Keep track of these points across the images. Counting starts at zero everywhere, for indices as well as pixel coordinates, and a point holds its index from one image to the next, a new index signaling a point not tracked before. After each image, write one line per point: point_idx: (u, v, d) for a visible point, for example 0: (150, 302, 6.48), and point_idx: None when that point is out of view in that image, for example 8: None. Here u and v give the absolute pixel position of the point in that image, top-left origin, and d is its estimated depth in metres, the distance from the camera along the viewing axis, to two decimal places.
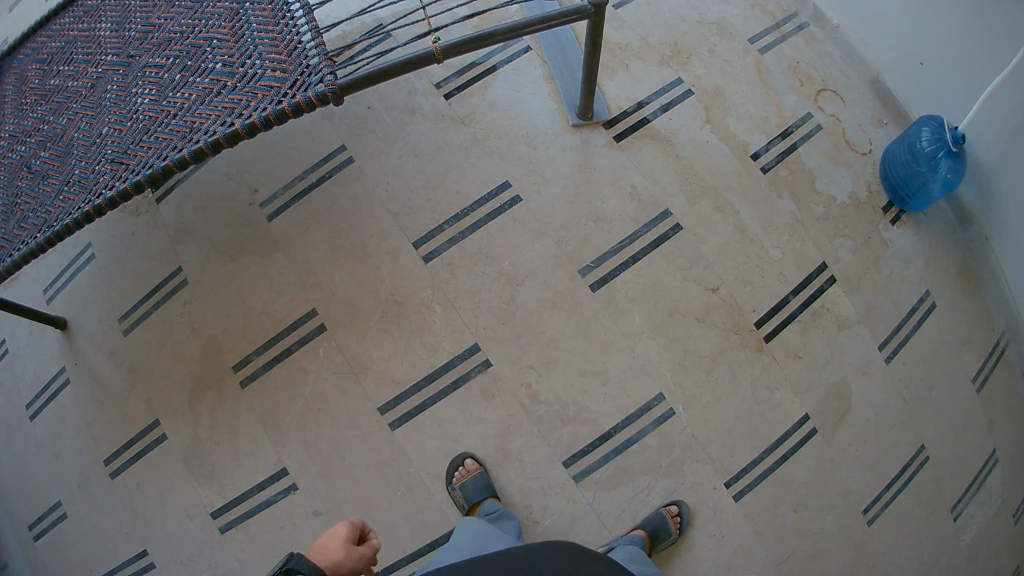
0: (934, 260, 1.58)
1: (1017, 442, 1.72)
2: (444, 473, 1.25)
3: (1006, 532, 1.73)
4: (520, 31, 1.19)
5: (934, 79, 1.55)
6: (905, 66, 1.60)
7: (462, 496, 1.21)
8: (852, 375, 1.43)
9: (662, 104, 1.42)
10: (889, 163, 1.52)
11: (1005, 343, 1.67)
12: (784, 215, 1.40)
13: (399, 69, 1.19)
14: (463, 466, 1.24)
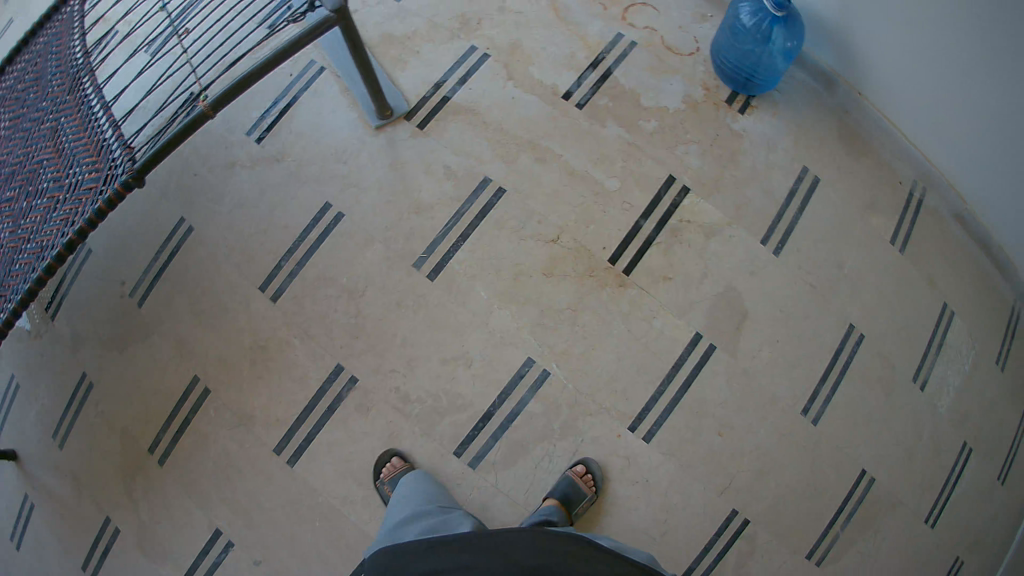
0: (804, 134, 1.47)
1: (965, 292, 1.59)
2: (373, 471, 1.26)
3: (983, 386, 1.59)
4: (281, 61, 1.19)
5: None
6: None
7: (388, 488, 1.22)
8: (738, 278, 1.33)
9: (460, 78, 1.39)
10: (720, 51, 1.42)
11: (920, 193, 1.57)
12: (613, 142, 1.35)
13: (183, 135, 1.20)
14: (390, 464, 1.25)
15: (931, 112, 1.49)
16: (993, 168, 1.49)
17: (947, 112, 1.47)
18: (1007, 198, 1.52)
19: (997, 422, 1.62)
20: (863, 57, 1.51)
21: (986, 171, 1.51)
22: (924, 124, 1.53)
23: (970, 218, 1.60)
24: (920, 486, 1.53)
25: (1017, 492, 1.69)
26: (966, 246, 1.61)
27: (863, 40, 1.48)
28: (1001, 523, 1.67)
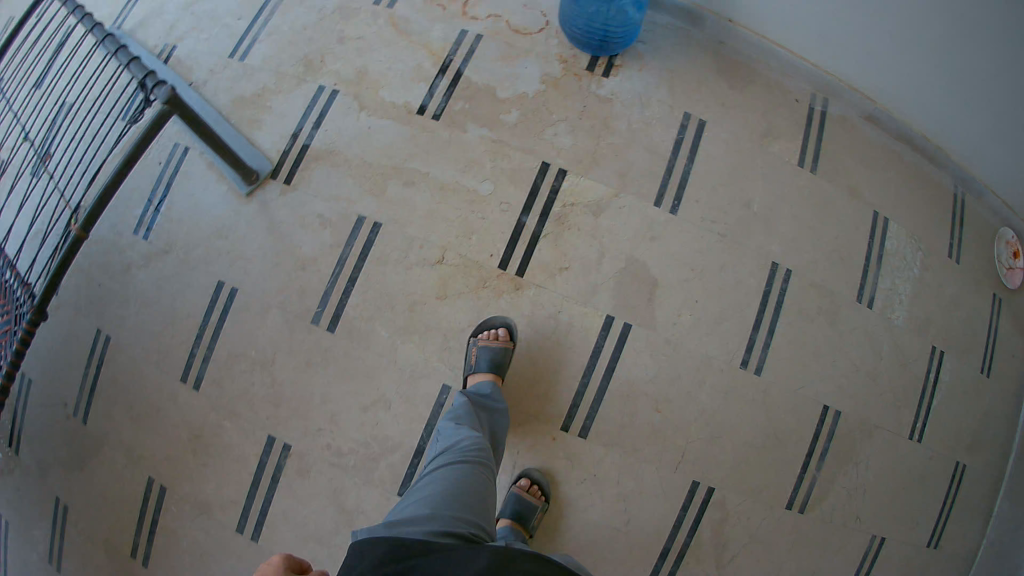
0: (680, 80, 1.39)
1: (892, 195, 1.51)
2: (474, 329, 1.24)
3: (929, 288, 1.54)
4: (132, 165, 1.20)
5: None
6: None
7: (475, 357, 1.18)
8: (639, 248, 1.27)
9: (314, 122, 1.37)
10: (568, 20, 1.32)
11: (822, 104, 1.49)
12: (478, 145, 1.30)
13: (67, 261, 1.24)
14: (493, 332, 1.22)
15: (809, 14, 1.40)
16: (888, 53, 1.40)
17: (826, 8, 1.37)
18: (910, 81, 1.45)
19: (954, 317, 1.57)
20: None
21: (882, 59, 1.42)
22: (805, 30, 1.43)
23: (880, 114, 1.52)
24: (892, 403, 1.47)
25: (990, 378, 1.66)
26: (880, 146, 1.53)
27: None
28: (980, 413, 1.65)
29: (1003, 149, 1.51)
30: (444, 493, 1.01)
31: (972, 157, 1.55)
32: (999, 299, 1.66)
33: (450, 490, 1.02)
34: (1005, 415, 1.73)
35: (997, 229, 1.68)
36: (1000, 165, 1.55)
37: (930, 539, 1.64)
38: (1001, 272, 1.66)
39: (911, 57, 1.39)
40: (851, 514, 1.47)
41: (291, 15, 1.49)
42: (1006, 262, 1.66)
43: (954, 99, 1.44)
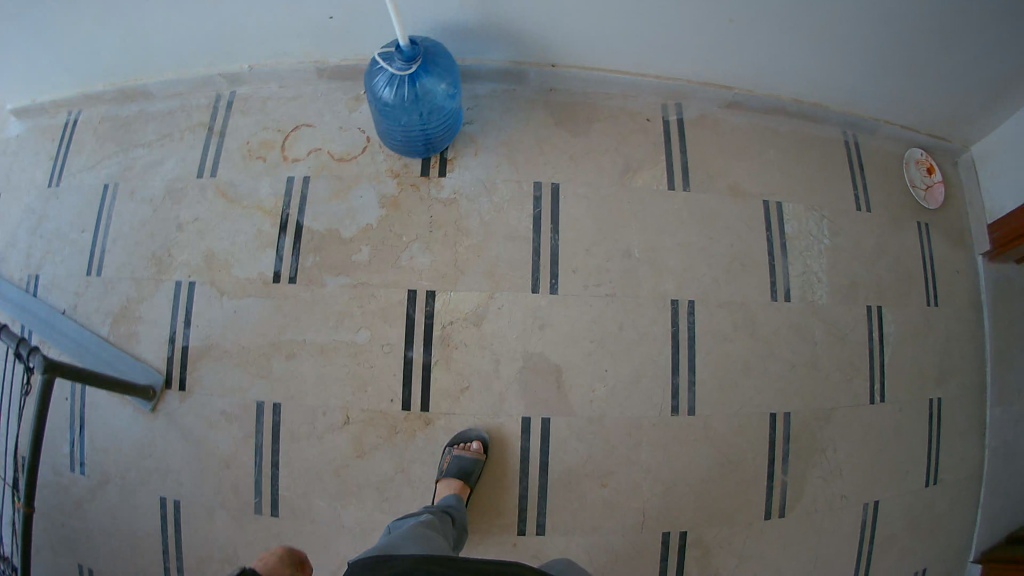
0: (519, 148, 1.34)
1: (774, 176, 1.51)
2: (453, 439, 1.22)
3: (845, 248, 1.56)
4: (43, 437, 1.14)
5: (358, 19, 1.22)
6: (325, 26, 1.25)
7: (446, 465, 1.17)
8: (531, 340, 1.25)
9: (183, 319, 1.34)
10: (388, 133, 1.21)
11: (675, 112, 1.47)
12: (342, 294, 1.27)
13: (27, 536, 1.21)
14: (467, 444, 1.20)
15: (643, 35, 1.29)
16: (739, 45, 1.33)
17: (663, 24, 1.25)
18: (769, 61, 1.39)
19: (870, 268, 1.58)
20: (541, 30, 1.26)
21: (733, 50, 1.34)
22: (643, 48, 1.33)
23: (744, 98, 1.51)
24: (836, 377, 1.48)
25: (938, 307, 1.69)
26: (747, 130, 1.53)
27: (528, 15, 1.21)
28: (929, 344, 1.65)
29: (872, 85, 1.52)
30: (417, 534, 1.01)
31: (847, 100, 1.58)
32: (924, 225, 1.71)
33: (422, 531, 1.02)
34: (959, 333, 1.72)
35: (884, 163, 1.71)
36: (871, 98, 1.58)
37: (926, 480, 1.63)
38: (925, 191, 1.72)
39: (766, 41, 1.32)
40: (834, 496, 1.47)
41: (124, 215, 1.42)
42: (925, 181, 1.73)
43: (814, 63, 1.42)
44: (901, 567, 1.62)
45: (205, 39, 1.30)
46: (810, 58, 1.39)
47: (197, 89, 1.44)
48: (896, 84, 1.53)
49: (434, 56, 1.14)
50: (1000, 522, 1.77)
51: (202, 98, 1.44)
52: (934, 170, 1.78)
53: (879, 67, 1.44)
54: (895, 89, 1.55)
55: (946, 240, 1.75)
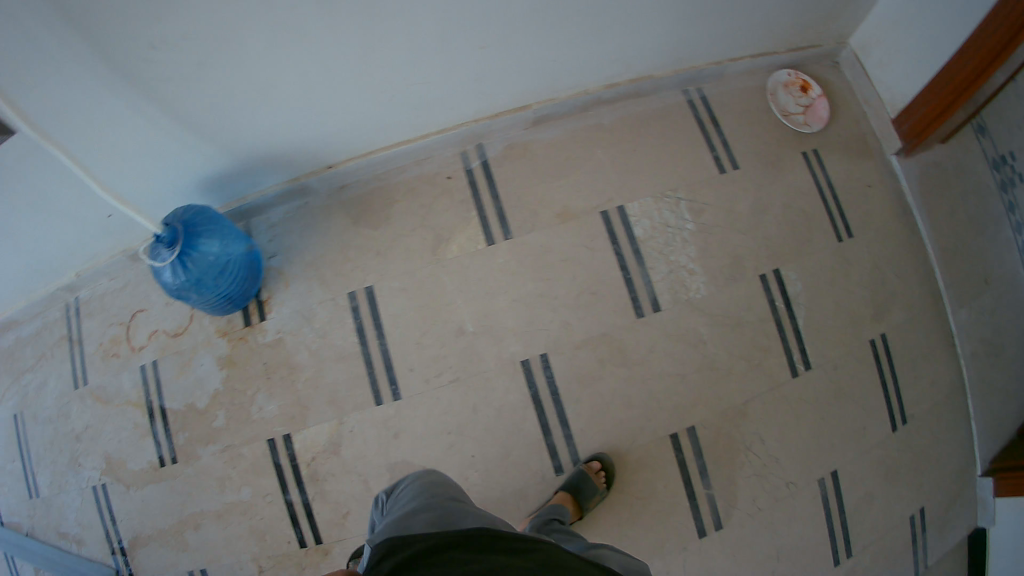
0: (326, 263, 1.31)
1: (613, 176, 1.35)
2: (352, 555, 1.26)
3: (719, 221, 1.37)
4: None
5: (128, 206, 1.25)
6: (112, 222, 1.30)
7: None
8: (388, 447, 1.29)
9: (110, 517, 1.46)
10: (198, 304, 1.23)
11: (477, 155, 1.36)
12: (216, 460, 1.36)
13: None
14: None
15: (398, 104, 1.21)
16: (502, 68, 1.22)
17: (408, 86, 1.17)
18: (547, 64, 1.25)
19: (756, 233, 1.39)
20: (291, 137, 1.20)
21: (499, 75, 1.23)
22: (408, 113, 1.24)
23: (547, 109, 1.37)
24: (743, 367, 1.35)
25: (854, 237, 1.50)
26: (566, 140, 1.38)
27: (270, 132, 1.17)
28: (851, 284, 1.48)
29: (686, 36, 1.33)
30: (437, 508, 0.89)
31: (669, 59, 1.38)
32: (812, 153, 1.51)
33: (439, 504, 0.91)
34: (886, 258, 1.53)
35: (746, 104, 1.49)
36: (697, 46, 1.38)
37: (892, 425, 1.51)
38: (803, 116, 1.52)
39: (526, 51, 1.19)
40: (777, 485, 1.40)
41: (34, 440, 1.52)
42: (801, 104, 1.53)
43: (598, 43, 1.24)
44: (883, 521, 1.52)
45: (21, 268, 1.34)
46: (588, 40, 1.23)
47: (46, 305, 1.49)
48: (713, 25, 1.33)
49: (199, 225, 1.17)
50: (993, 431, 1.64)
51: (55, 311, 1.49)
52: (811, 85, 1.55)
53: (675, 18, 1.25)
54: (716, 28, 1.34)
55: (843, 161, 1.55)
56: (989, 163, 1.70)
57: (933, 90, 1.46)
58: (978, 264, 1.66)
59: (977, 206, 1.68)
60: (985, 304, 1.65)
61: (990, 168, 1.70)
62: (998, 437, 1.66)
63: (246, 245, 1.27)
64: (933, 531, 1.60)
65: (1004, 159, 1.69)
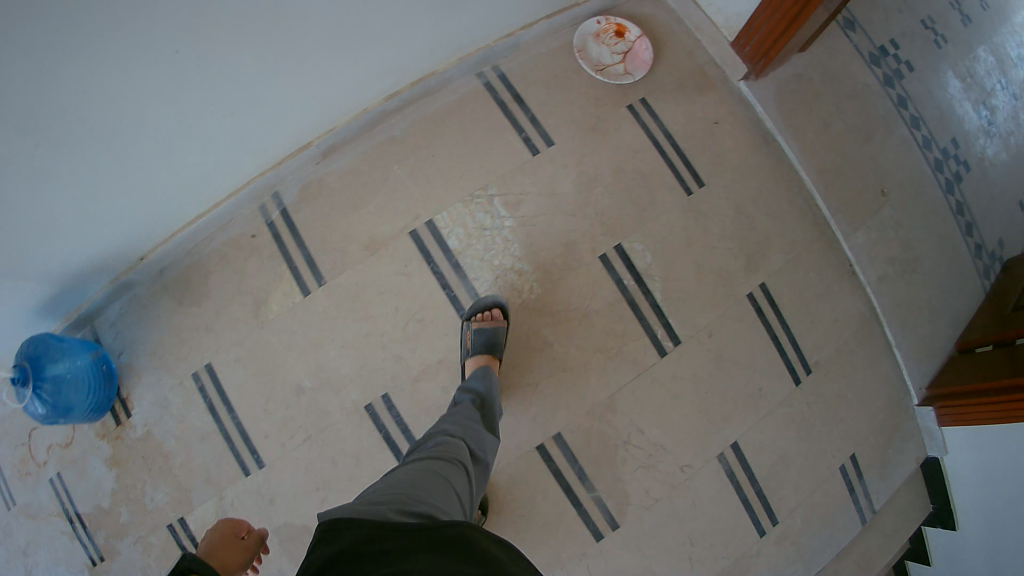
0: (165, 350, 1.37)
1: (416, 191, 1.29)
2: None
3: (540, 208, 1.28)
4: None
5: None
6: None
7: None
8: (268, 514, 1.29)
9: None
10: (77, 421, 1.35)
11: (275, 205, 1.34)
12: (131, 554, 1.41)
13: None
14: None
15: (175, 186, 1.22)
16: (262, 121, 1.20)
17: (177, 170, 1.19)
18: (305, 100, 1.21)
19: (587, 211, 1.29)
20: (93, 250, 1.24)
21: (262, 128, 1.22)
22: (190, 189, 1.25)
23: (332, 140, 1.33)
24: (601, 360, 1.26)
25: (706, 186, 1.36)
26: (360, 164, 1.32)
27: (71, 255, 1.21)
28: (714, 238, 1.34)
29: (444, 26, 1.24)
30: (418, 480, 0.80)
31: (441, 53, 1.30)
32: (639, 104, 1.38)
33: (424, 474, 0.82)
34: (750, 199, 1.40)
35: (550, 73, 1.38)
36: (466, 30, 1.29)
37: (795, 378, 1.38)
38: (622, 64, 1.40)
39: (273, 98, 1.17)
40: (669, 472, 1.30)
41: None
42: (618, 52, 1.41)
43: (346, 65, 1.20)
44: (812, 476, 1.41)
45: None
46: (335, 66, 1.18)
47: None
48: (470, 8, 1.24)
49: (38, 352, 1.26)
50: (922, 351, 1.53)
51: None
52: (627, 28, 1.42)
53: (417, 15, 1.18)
54: (476, 10, 1.25)
55: (677, 107, 1.41)
56: (868, 59, 1.58)
57: (778, 1, 1.29)
58: (866, 177, 1.52)
59: (851, 115, 1.53)
60: (883, 219, 1.52)
61: (869, 64, 1.57)
62: (934, 359, 1.55)
63: (94, 353, 1.35)
64: (874, 475, 1.50)
65: (882, 51, 1.60)
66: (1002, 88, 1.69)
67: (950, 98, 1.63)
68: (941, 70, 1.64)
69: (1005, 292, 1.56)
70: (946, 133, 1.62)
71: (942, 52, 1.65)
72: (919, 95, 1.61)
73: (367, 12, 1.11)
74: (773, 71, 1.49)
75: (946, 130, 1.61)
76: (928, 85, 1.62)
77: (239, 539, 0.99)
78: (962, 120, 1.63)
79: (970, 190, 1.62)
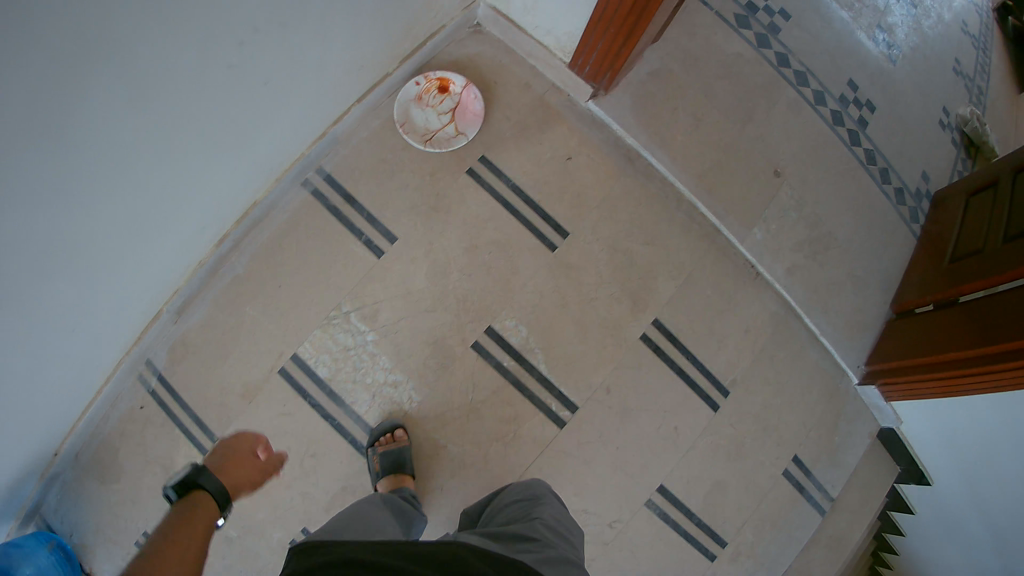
0: (101, 527, 1.39)
1: (274, 325, 1.25)
2: None
3: (399, 310, 1.22)
4: None
5: None
6: None
7: None
8: None
9: None
10: None
11: (151, 370, 1.31)
12: None
13: None
14: None
15: (60, 407, 1.18)
16: (99, 324, 1.09)
17: (50, 400, 1.11)
18: (133, 288, 1.10)
19: (449, 301, 1.22)
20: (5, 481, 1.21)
21: (105, 329, 1.12)
22: (72, 398, 1.20)
23: (179, 300, 1.26)
24: (501, 447, 1.20)
25: (571, 234, 1.26)
26: (214, 314, 1.27)
27: None
28: (591, 287, 1.25)
29: (248, 162, 1.11)
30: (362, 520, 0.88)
31: (255, 183, 1.18)
32: (479, 163, 1.27)
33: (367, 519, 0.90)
34: (624, 233, 1.28)
35: (378, 156, 1.26)
36: (271, 153, 1.15)
37: (713, 404, 1.26)
38: (453, 124, 1.28)
39: (101, 304, 1.05)
40: (598, 528, 1.23)
41: None
42: (445, 111, 1.28)
43: (163, 240, 1.08)
44: (768, 494, 1.28)
45: None
46: (153, 246, 1.06)
47: None
48: (268, 135, 1.10)
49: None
50: (856, 322, 1.38)
51: None
52: (448, 79, 1.28)
53: (218, 167, 1.05)
54: (274, 133, 1.11)
55: (523, 154, 1.29)
56: (736, 23, 1.47)
57: (608, 18, 1.09)
58: (753, 162, 1.40)
59: (721, 101, 1.41)
60: (782, 203, 1.39)
61: (738, 28, 1.47)
62: (868, 330, 1.38)
63: (48, 541, 1.32)
64: (841, 467, 1.33)
65: (751, 7, 1.50)
66: (897, 0, 1.70)
67: (839, 42, 1.56)
68: (823, 7, 1.58)
69: (942, 232, 1.39)
70: (842, 76, 1.54)
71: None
72: (803, 45, 1.52)
73: (162, 199, 0.99)
74: (626, 77, 1.35)
75: (842, 73, 1.54)
76: (813, 30, 1.54)
77: (253, 458, 0.89)
78: (858, 53, 1.58)
79: (879, 134, 1.53)
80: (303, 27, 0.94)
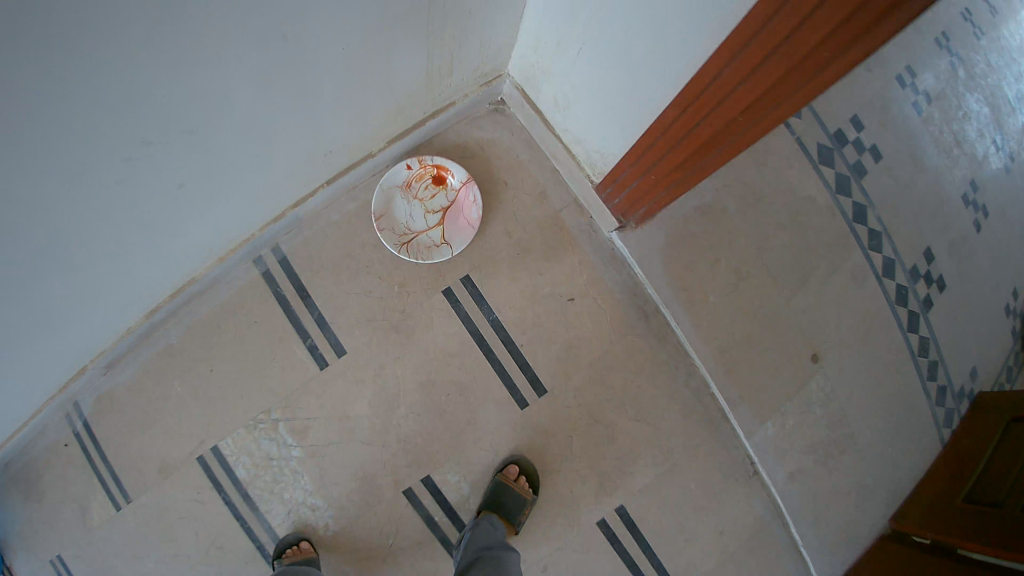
0: None
1: (203, 406, 1.10)
2: None
3: (333, 432, 1.08)
4: None
5: None
6: None
7: None
8: None
9: None
10: None
11: (76, 413, 1.14)
12: None
13: None
14: None
15: None
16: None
17: None
18: (40, 363, 0.93)
19: (387, 438, 1.07)
20: None
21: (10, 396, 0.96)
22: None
23: (105, 358, 1.09)
24: None
25: (548, 392, 1.09)
26: (144, 379, 1.12)
27: None
28: (554, 454, 1.09)
29: (190, 242, 0.91)
30: None
31: (197, 260, 0.98)
32: (457, 285, 1.06)
33: None
34: (608, 402, 1.10)
35: (346, 247, 1.07)
36: (219, 233, 0.95)
37: None
38: (440, 229, 1.04)
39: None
40: None
41: None
42: (434, 210, 1.04)
43: (79, 318, 0.89)
44: None
45: None
46: (66, 325, 0.88)
47: None
48: (217, 216, 0.89)
49: None
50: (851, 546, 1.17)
51: None
52: (447, 169, 1.03)
53: (152, 246, 0.85)
54: (225, 214, 0.90)
55: (513, 282, 1.07)
56: (816, 157, 1.16)
57: (659, 149, 0.78)
58: (791, 342, 1.14)
59: (776, 257, 1.13)
60: (808, 395, 1.15)
61: (818, 164, 1.16)
62: None
63: None
64: None
65: (837, 137, 1.19)
66: (996, 149, 1.33)
67: (931, 199, 1.23)
68: (920, 150, 1.24)
69: (975, 449, 1.13)
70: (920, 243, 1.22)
71: (923, 118, 1.25)
72: (893, 196, 1.20)
73: (80, 276, 0.79)
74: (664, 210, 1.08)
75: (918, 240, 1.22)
76: (906, 178, 1.22)
77: None
78: (948, 211, 1.25)
79: (939, 321, 1.24)
80: (284, 107, 0.76)
